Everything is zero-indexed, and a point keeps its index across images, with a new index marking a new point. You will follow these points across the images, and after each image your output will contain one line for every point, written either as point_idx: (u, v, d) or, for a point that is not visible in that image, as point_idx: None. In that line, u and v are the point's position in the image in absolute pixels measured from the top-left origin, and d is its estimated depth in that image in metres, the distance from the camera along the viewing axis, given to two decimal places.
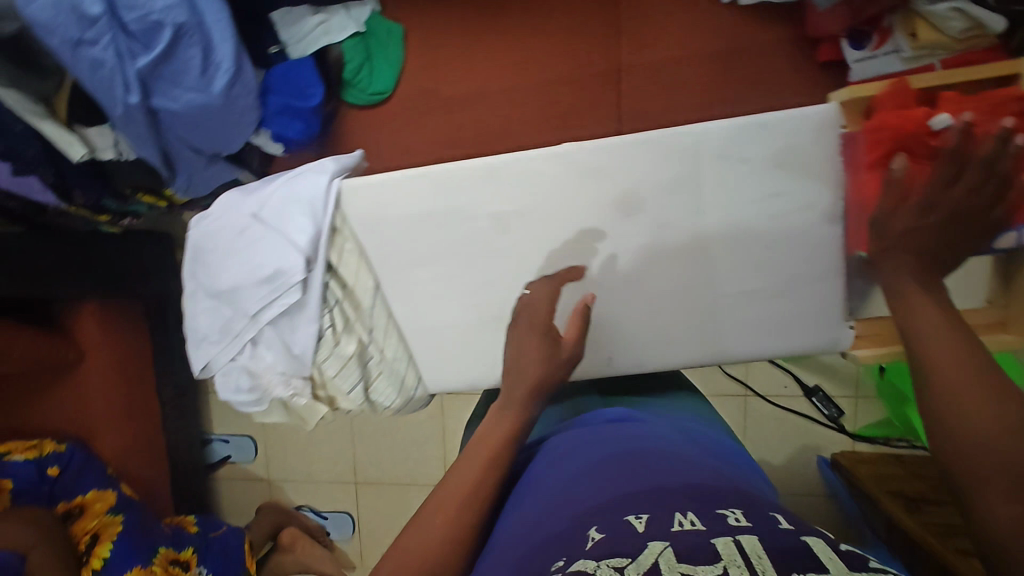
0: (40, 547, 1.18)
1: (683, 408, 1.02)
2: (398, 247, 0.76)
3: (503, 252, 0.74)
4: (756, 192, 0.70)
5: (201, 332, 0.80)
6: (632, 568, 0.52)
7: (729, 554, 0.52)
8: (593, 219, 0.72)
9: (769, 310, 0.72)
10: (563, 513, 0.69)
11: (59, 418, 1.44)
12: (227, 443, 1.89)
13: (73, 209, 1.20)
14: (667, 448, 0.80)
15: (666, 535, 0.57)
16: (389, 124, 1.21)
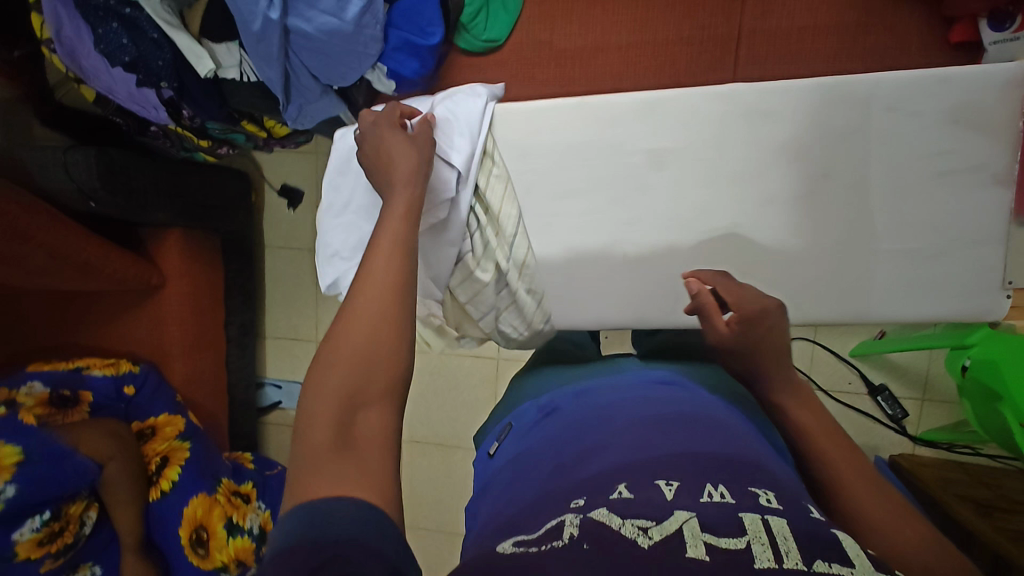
0: (117, 461, 1.19)
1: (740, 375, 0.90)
2: (548, 177, 0.78)
3: (653, 189, 0.75)
4: (923, 147, 0.68)
5: (336, 245, 0.79)
6: (657, 530, 0.46)
7: (754, 528, 0.45)
8: (751, 162, 0.72)
9: (915, 272, 0.71)
10: (592, 463, 0.61)
11: (134, 341, 1.45)
12: (278, 389, 1.89)
13: (177, 130, 1.21)
14: (707, 409, 0.70)
15: (694, 503, 0.49)
16: (496, 72, 1.19)
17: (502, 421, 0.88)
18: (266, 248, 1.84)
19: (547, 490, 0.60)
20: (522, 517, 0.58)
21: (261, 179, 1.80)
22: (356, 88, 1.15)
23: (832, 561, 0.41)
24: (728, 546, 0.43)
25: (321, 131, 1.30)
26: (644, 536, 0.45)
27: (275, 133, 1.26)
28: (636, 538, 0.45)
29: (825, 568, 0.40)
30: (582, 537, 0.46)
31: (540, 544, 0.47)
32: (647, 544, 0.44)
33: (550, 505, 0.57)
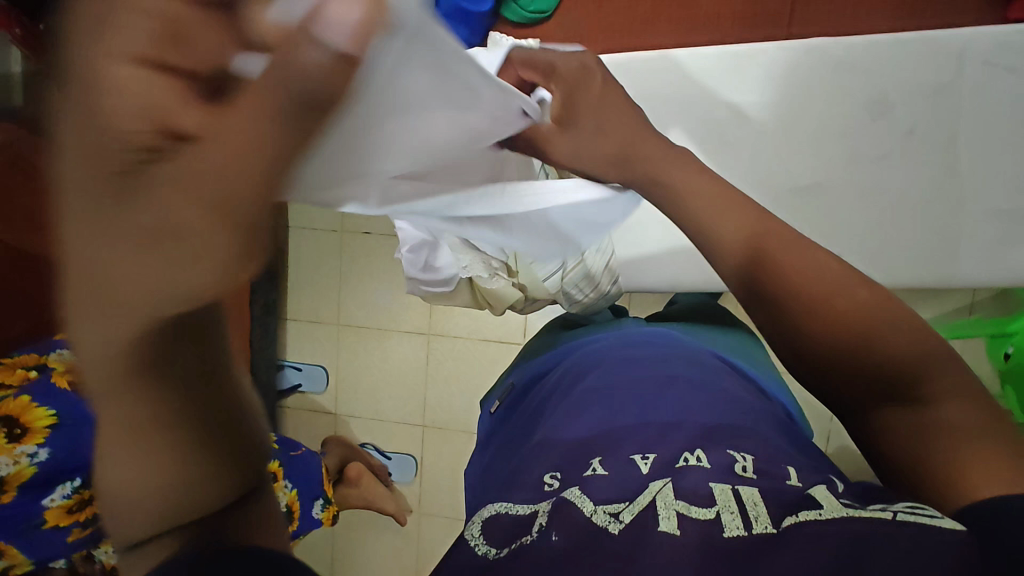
0: None
1: (736, 341, 0.97)
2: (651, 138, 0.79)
3: (745, 142, 0.85)
4: (993, 107, 0.79)
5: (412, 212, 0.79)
6: (629, 512, 0.53)
7: (723, 500, 0.52)
8: (845, 116, 0.82)
9: (971, 222, 0.84)
10: (575, 428, 0.70)
11: None
12: (298, 371, 1.87)
13: None
14: (702, 374, 0.79)
15: (671, 472, 0.58)
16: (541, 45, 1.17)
17: (510, 381, 1.04)
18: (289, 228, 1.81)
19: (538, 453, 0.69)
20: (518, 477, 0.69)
21: None
22: None
23: (802, 512, 0.48)
24: (698, 516, 0.51)
25: None
26: (615, 522, 0.52)
27: None
28: (608, 525, 0.52)
29: (793, 522, 0.47)
30: (555, 522, 0.53)
31: (514, 542, 0.54)
32: (616, 529, 0.51)
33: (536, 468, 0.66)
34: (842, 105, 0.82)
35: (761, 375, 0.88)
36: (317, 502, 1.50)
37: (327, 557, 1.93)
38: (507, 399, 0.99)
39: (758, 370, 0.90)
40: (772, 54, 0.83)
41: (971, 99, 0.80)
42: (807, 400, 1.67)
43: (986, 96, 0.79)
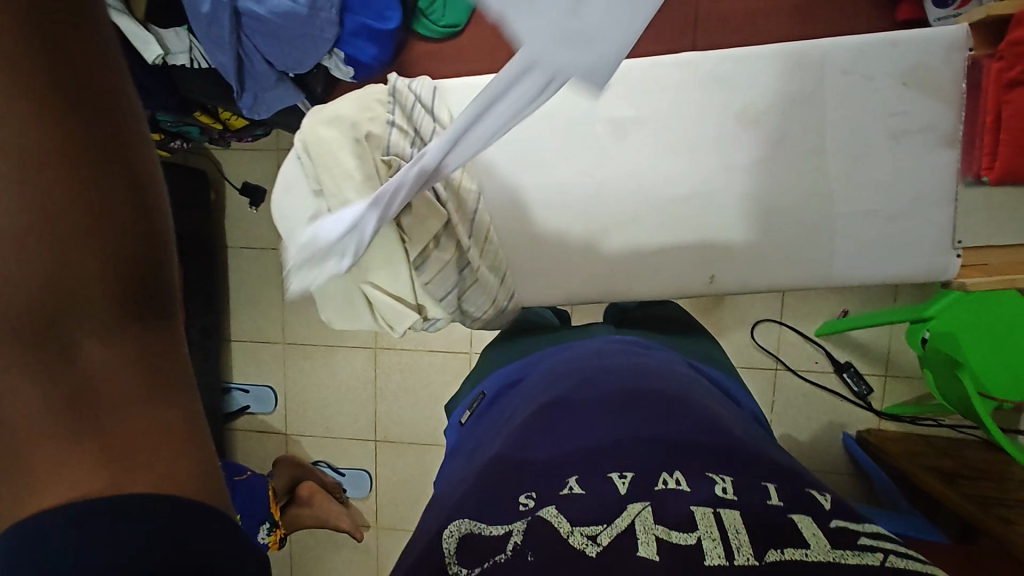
0: None
1: (700, 350, 0.99)
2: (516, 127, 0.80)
3: (619, 157, 0.85)
4: (881, 113, 0.80)
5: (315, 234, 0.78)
6: (607, 533, 0.51)
7: (706, 524, 0.50)
8: (718, 127, 0.83)
9: (887, 231, 0.84)
10: (549, 449, 0.67)
11: None
12: (246, 393, 1.85)
13: None
14: (675, 388, 0.78)
15: (650, 494, 0.56)
16: (456, 58, 1.17)
17: (480, 392, 1.01)
18: (228, 248, 1.78)
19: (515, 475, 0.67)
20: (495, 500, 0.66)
21: (220, 177, 1.75)
22: (313, 77, 1.13)
23: (787, 549, 0.47)
24: (678, 541, 0.49)
25: (278, 122, 1.27)
26: (592, 545, 0.50)
27: (231, 126, 1.23)
28: (586, 548, 0.49)
29: (776, 560, 0.46)
30: (529, 542, 0.50)
31: (486, 561, 0.51)
32: (594, 552, 0.49)
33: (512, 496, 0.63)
34: (703, 125, 0.84)
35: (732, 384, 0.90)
36: (264, 527, 1.49)
37: None
38: (475, 410, 0.98)
39: (720, 376, 0.92)
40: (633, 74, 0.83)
41: (845, 111, 0.80)
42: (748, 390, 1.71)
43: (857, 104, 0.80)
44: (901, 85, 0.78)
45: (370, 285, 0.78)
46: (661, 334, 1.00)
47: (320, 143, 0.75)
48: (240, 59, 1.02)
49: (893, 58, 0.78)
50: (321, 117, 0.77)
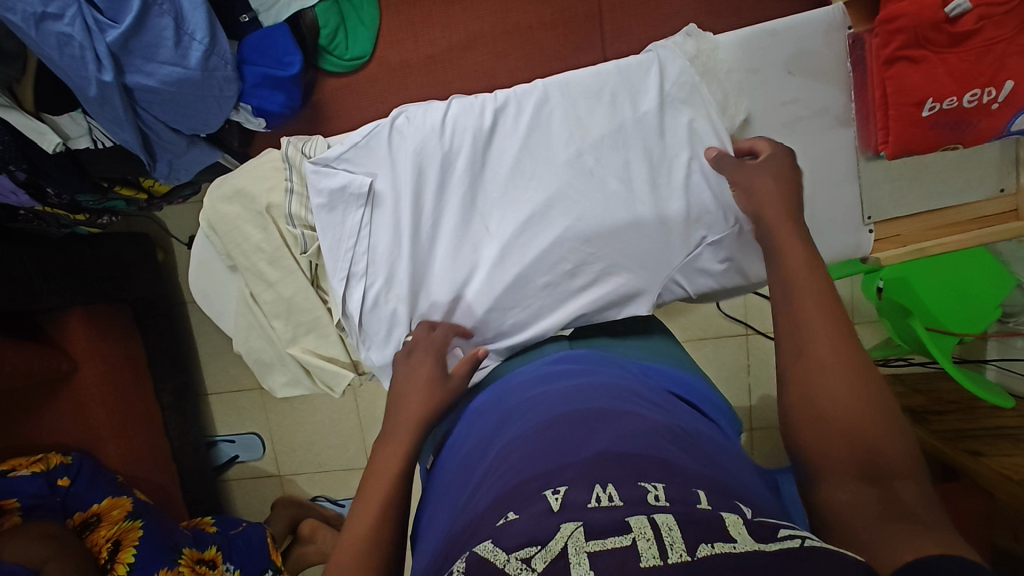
0: (54, 559, 1.16)
1: (665, 342, 0.83)
2: (428, 176, 0.73)
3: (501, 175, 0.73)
4: (780, 101, 0.76)
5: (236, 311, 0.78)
6: (541, 557, 0.39)
7: (639, 525, 0.40)
8: (612, 120, 0.72)
9: None
10: (485, 482, 0.53)
11: (59, 433, 1.41)
12: (232, 443, 1.81)
13: (47, 210, 1.14)
14: (624, 387, 0.63)
15: (582, 511, 0.43)
16: (368, 88, 1.15)
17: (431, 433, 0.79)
18: (186, 304, 1.72)
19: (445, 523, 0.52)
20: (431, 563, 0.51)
21: (166, 236, 1.67)
22: (227, 133, 1.11)
23: (718, 543, 0.38)
24: (614, 544, 0.39)
25: (205, 180, 1.25)
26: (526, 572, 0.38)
27: (157, 192, 1.22)
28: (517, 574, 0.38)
29: (709, 554, 0.37)
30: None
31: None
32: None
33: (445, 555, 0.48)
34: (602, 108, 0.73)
35: (699, 383, 0.75)
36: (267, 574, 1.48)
37: None
38: (432, 454, 0.73)
39: (685, 372, 0.76)
40: (512, 99, 0.75)
41: (757, 108, 0.76)
42: (724, 360, 1.73)
43: (768, 103, 0.76)
44: (786, 74, 0.75)
45: (300, 351, 0.77)
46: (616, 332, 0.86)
47: (223, 220, 0.74)
48: (143, 131, 1.00)
49: (794, 45, 0.75)
50: (221, 192, 0.75)
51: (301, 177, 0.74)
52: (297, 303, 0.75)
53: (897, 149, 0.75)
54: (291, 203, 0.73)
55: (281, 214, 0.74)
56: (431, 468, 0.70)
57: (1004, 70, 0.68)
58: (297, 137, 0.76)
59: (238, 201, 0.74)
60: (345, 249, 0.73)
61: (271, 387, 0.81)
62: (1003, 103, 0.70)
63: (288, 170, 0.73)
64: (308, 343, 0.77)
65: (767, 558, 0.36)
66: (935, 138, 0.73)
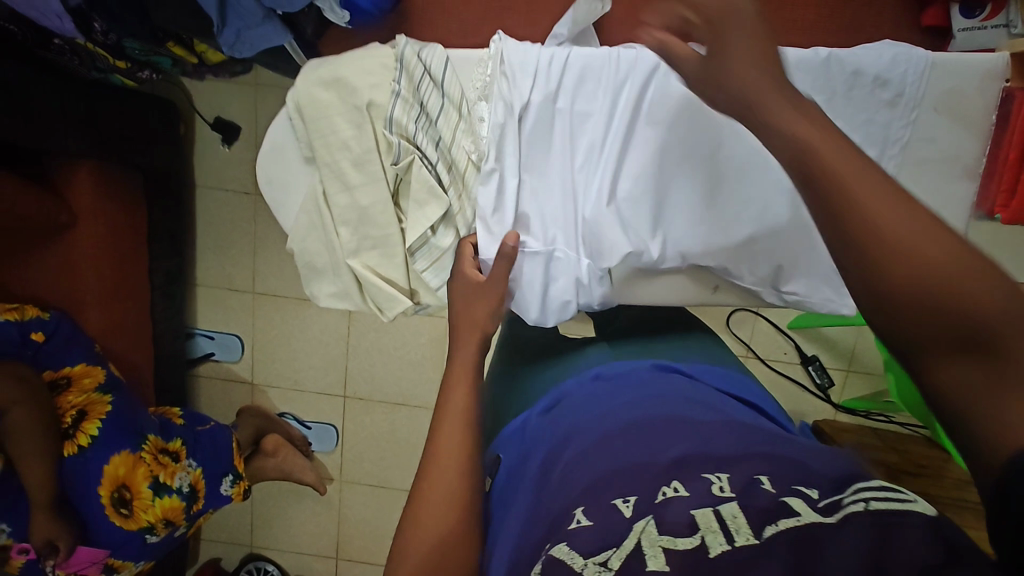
0: (20, 406, 1.12)
1: (708, 348, 0.96)
2: (541, 124, 0.69)
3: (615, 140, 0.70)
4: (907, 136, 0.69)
5: (296, 209, 0.73)
6: (616, 558, 0.49)
7: (705, 521, 0.49)
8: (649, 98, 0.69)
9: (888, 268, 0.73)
10: (555, 488, 0.61)
11: (42, 286, 1.32)
12: (211, 340, 1.73)
13: (87, 47, 1.04)
14: (679, 403, 0.72)
15: (651, 507, 0.53)
16: (464, 14, 1.08)
17: (490, 454, 0.83)
18: (196, 186, 1.62)
19: (517, 529, 0.60)
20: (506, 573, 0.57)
21: (193, 110, 1.56)
22: (305, 17, 1.03)
23: (781, 521, 0.47)
24: (683, 547, 0.48)
25: (262, 61, 1.16)
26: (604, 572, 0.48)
27: (209, 59, 1.13)
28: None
29: (774, 533, 0.46)
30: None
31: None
32: None
33: (528, 553, 0.56)
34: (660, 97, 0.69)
35: (747, 385, 0.85)
36: (227, 478, 1.42)
37: (247, 526, 1.87)
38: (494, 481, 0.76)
39: (740, 376, 0.88)
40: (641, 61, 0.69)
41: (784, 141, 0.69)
42: None
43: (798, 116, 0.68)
44: (931, 111, 0.68)
45: (360, 265, 0.73)
46: (659, 336, 0.99)
47: (315, 105, 0.68)
48: None
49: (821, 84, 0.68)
50: (316, 75, 0.69)
51: (410, 81, 0.68)
52: (371, 215, 0.70)
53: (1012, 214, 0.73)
54: (408, 116, 0.67)
55: (381, 116, 0.68)
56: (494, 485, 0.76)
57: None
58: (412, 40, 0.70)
59: (335, 90, 0.68)
60: (458, 169, 0.70)
61: (315, 299, 0.77)
62: None
63: (398, 70, 0.67)
64: (369, 259, 0.73)
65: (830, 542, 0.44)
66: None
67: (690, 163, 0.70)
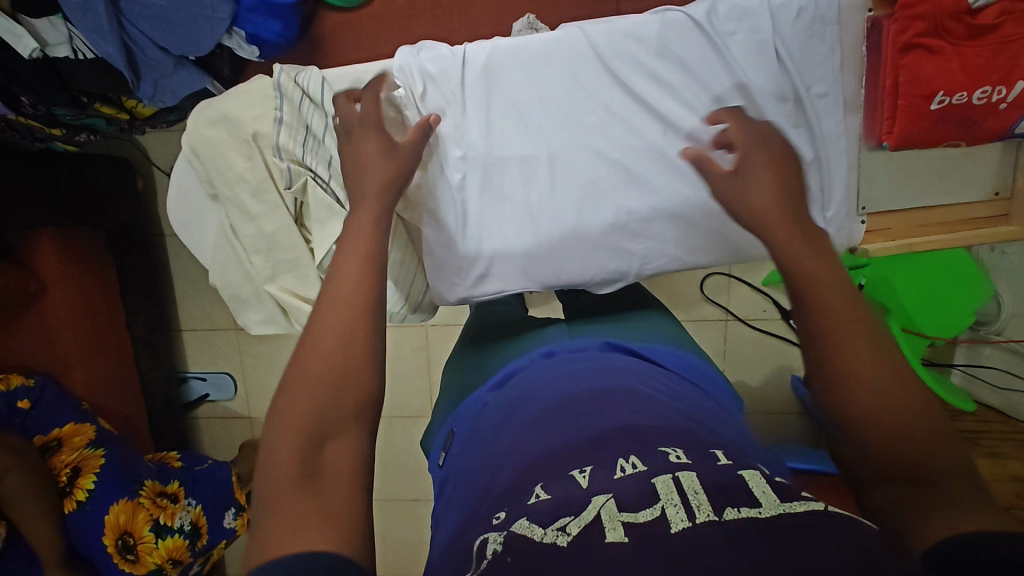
0: (16, 469, 1.18)
1: (660, 322, 0.97)
2: (446, 120, 0.77)
3: (518, 121, 0.77)
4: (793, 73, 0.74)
5: (218, 247, 0.79)
6: (576, 524, 0.48)
7: (666, 491, 0.49)
8: (546, 79, 0.76)
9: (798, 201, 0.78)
10: (511, 459, 0.61)
11: (26, 354, 1.38)
12: (204, 381, 1.75)
13: (21, 122, 1.09)
14: (630, 376, 0.72)
15: (611, 484, 0.52)
16: (373, 27, 1.07)
17: (445, 427, 0.86)
18: (163, 236, 1.65)
19: (472, 501, 0.61)
20: (457, 536, 0.58)
21: (147, 162, 1.59)
22: (218, 58, 1.04)
23: (743, 506, 0.46)
24: (644, 517, 0.47)
25: (192, 107, 1.19)
26: (562, 536, 0.47)
27: (140, 114, 1.17)
28: (556, 540, 0.47)
29: (735, 515, 0.45)
30: (507, 551, 0.47)
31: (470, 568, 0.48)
32: (565, 542, 0.47)
33: (477, 519, 0.57)
34: (555, 73, 0.76)
35: (703, 363, 0.88)
36: (229, 512, 1.46)
37: None
38: (449, 450, 0.79)
39: (698, 356, 0.90)
40: (534, 47, 0.76)
41: (676, 110, 0.76)
42: (699, 342, 1.76)
43: (672, 78, 0.76)
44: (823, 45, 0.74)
45: (278, 290, 0.79)
46: (616, 314, 1.00)
47: (207, 144, 0.73)
48: (129, 47, 0.96)
49: (696, 39, 0.75)
50: (206, 115, 0.74)
51: (292, 108, 0.72)
52: (278, 240, 0.77)
53: (920, 133, 0.78)
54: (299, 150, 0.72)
55: (268, 145, 0.74)
56: (447, 460, 0.78)
57: (1016, 71, 0.72)
58: (289, 66, 0.74)
59: (222, 126, 0.74)
60: None
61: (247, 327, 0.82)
62: (1011, 104, 0.74)
63: (279, 99, 0.71)
64: (286, 282, 0.79)
65: (787, 520, 0.44)
66: (957, 128, 0.77)
67: (583, 132, 0.77)
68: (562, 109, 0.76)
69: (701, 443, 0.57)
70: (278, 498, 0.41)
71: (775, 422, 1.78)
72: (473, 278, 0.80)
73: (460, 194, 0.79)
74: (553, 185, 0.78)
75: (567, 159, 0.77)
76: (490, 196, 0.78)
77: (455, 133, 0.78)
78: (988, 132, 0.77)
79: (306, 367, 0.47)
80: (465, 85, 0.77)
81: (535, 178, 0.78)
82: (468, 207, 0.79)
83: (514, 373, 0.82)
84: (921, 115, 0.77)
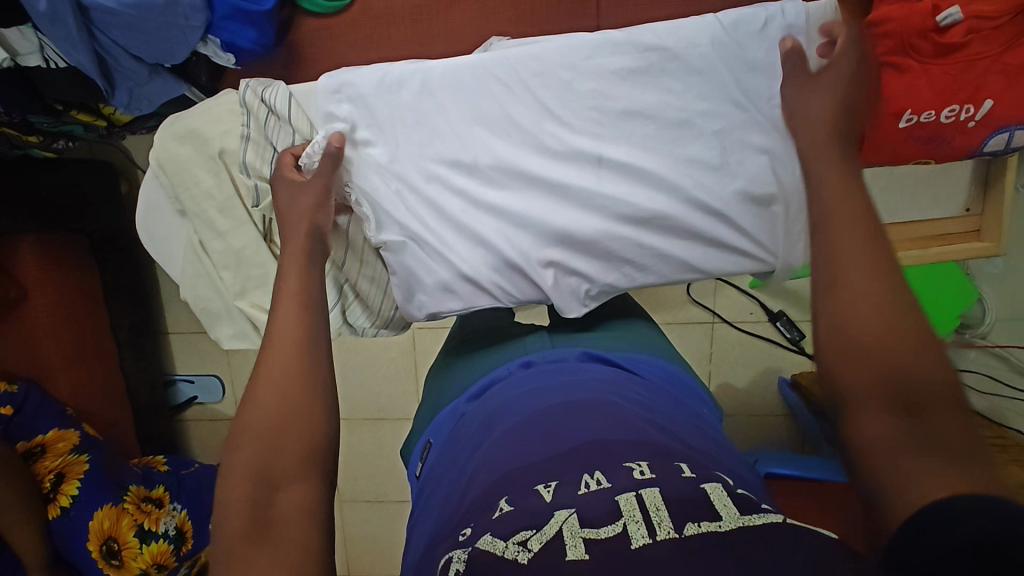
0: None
1: (642, 332, 0.96)
2: (409, 137, 0.78)
3: (481, 137, 0.77)
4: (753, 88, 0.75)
5: (188, 263, 0.81)
6: (537, 538, 0.47)
7: (628, 508, 0.48)
8: (508, 96, 0.77)
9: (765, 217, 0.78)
10: (479, 474, 0.61)
11: (11, 360, 1.39)
12: (192, 383, 1.72)
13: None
14: (602, 387, 0.72)
15: (575, 498, 0.52)
16: (352, 34, 1.06)
17: (422, 438, 0.85)
18: None
19: (439, 518, 0.61)
20: (425, 556, 0.58)
21: (131, 165, 1.58)
22: (195, 66, 1.03)
23: (703, 521, 0.46)
24: (604, 533, 0.47)
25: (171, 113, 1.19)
26: (524, 552, 0.46)
27: (118, 121, 1.16)
28: (516, 556, 0.46)
29: (695, 531, 0.45)
30: (467, 570, 0.46)
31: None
32: (525, 559, 0.46)
33: (445, 535, 0.57)
34: (516, 90, 0.77)
35: (683, 373, 0.87)
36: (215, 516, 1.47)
37: None
38: (426, 461, 0.79)
39: (678, 366, 0.89)
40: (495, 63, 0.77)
41: (647, 126, 0.77)
42: (686, 344, 1.76)
43: (633, 94, 0.76)
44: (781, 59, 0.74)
45: (247, 305, 0.82)
46: (598, 321, 0.99)
47: (174, 160, 0.76)
48: (102, 56, 0.96)
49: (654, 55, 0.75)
50: (173, 132, 0.76)
51: (257, 126, 0.76)
52: (246, 256, 0.79)
53: (892, 152, 0.78)
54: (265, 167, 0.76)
55: (234, 161, 0.76)
56: (422, 473, 0.77)
57: (983, 89, 0.73)
58: (255, 81, 0.77)
59: (189, 143, 0.76)
60: None
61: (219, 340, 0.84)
62: (979, 122, 0.76)
63: (245, 115, 0.76)
64: (255, 297, 0.81)
65: (744, 534, 0.44)
66: (930, 144, 0.77)
67: (546, 149, 0.77)
68: (527, 123, 0.77)
69: (666, 458, 0.56)
70: (232, 555, 0.49)
71: (761, 424, 1.79)
72: (438, 296, 0.80)
73: (424, 210, 0.79)
74: (517, 202, 0.78)
75: (531, 176, 0.77)
76: (455, 213, 0.78)
77: (418, 148, 0.78)
78: (955, 149, 0.79)
79: (252, 428, 0.54)
80: (436, 99, 0.77)
81: (499, 194, 0.78)
82: (433, 224, 0.79)
83: (491, 384, 0.81)
84: (891, 135, 0.76)
